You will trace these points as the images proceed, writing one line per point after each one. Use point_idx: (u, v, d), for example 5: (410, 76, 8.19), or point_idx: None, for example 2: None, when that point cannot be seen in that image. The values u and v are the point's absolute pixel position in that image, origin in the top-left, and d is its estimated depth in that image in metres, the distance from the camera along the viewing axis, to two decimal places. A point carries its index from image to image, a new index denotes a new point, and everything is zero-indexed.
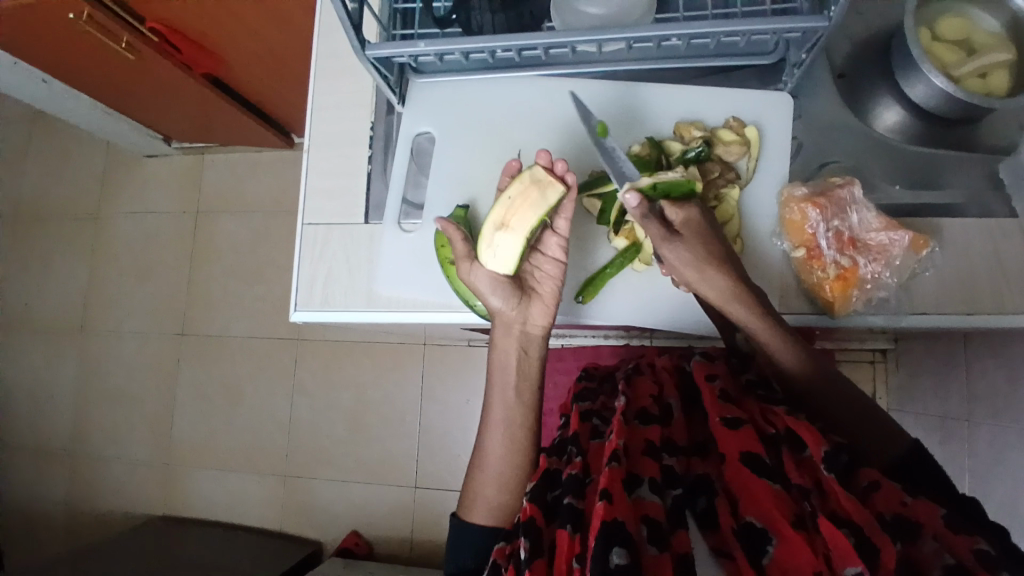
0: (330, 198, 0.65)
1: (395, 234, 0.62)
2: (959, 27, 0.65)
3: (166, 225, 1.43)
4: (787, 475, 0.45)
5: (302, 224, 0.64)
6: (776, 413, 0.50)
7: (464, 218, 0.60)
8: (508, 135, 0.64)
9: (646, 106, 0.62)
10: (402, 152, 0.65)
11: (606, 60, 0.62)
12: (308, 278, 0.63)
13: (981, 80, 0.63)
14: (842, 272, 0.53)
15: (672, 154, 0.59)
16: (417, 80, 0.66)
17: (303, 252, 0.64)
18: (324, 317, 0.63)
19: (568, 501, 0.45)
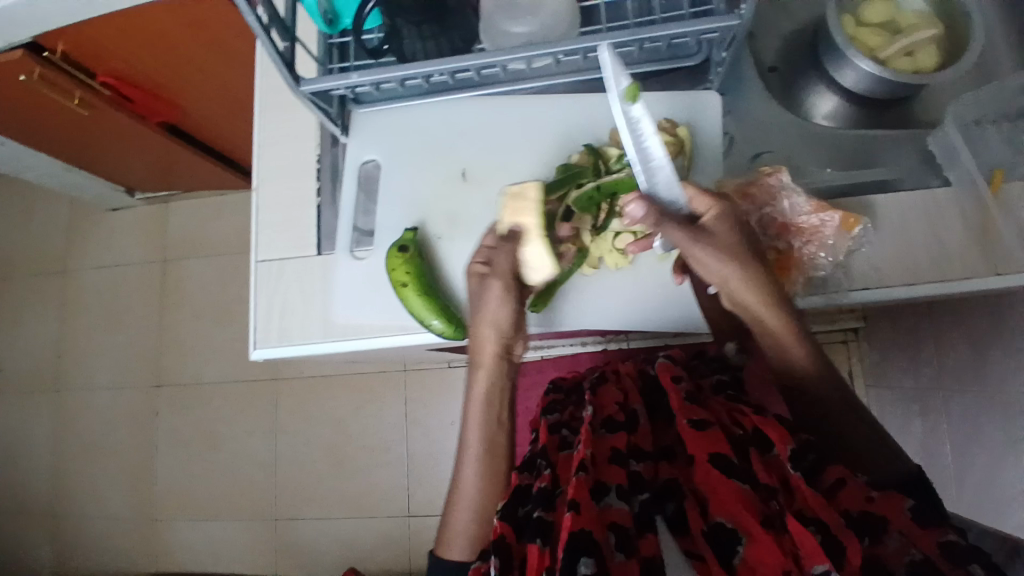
0: (282, 232, 0.65)
1: (349, 263, 0.63)
2: (882, 11, 0.67)
3: (134, 276, 1.43)
4: (755, 474, 0.45)
5: (256, 261, 0.65)
6: (743, 413, 0.51)
7: (413, 240, 0.61)
8: (452, 155, 0.65)
9: (582, 116, 0.64)
10: (350, 181, 0.66)
11: (538, 75, 0.64)
12: (266, 313, 0.63)
13: (909, 59, 0.65)
14: (780, 255, 0.56)
15: (610, 159, 0.60)
16: (359, 110, 0.67)
17: (259, 288, 0.64)
18: (285, 351, 0.63)
19: (538, 515, 0.45)
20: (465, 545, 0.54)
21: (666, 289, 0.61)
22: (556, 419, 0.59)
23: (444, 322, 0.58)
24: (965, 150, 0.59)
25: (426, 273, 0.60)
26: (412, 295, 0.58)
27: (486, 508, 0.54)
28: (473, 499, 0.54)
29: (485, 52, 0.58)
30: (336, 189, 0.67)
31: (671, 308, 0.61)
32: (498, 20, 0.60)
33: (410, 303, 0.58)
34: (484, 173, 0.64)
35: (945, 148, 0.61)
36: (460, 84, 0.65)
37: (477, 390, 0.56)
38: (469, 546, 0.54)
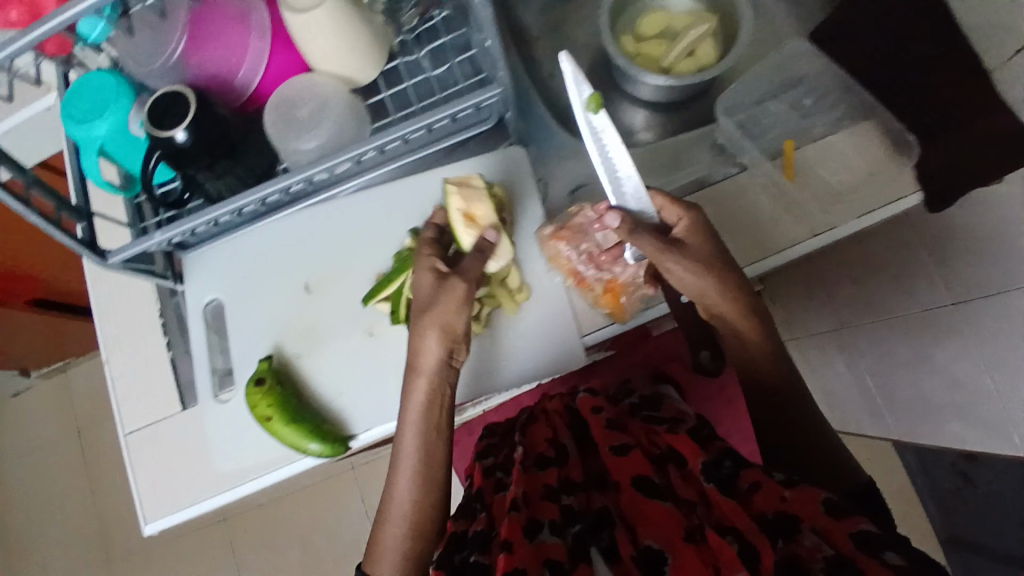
0: (140, 399, 0.65)
1: (215, 408, 0.63)
2: (654, 23, 0.71)
3: (55, 457, 1.38)
4: (677, 489, 0.48)
5: (123, 435, 0.65)
6: (658, 435, 0.55)
7: (270, 369, 0.61)
8: (291, 273, 0.66)
9: (402, 201, 0.66)
10: (197, 327, 0.67)
11: (348, 177, 0.65)
12: (148, 486, 0.64)
13: (691, 58, 0.68)
14: (606, 286, 0.60)
15: None
16: (187, 256, 0.68)
17: (134, 462, 0.64)
18: (175, 517, 0.63)
19: (475, 559, 0.46)
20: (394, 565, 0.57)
21: (528, 340, 0.64)
22: (492, 462, 0.63)
23: (321, 444, 0.59)
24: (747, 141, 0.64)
25: (290, 399, 0.60)
26: (281, 427, 0.59)
27: (419, 519, 0.57)
28: (404, 513, 0.57)
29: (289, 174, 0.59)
30: (184, 339, 0.68)
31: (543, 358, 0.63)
32: (287, 142, 0.60)
33: (285, 436, 0.59)
34: (325, 282, 0.65)
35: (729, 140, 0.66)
36: (280, 203, 0.66)
37: (413, 397, 0.57)
38: (400, 562, 0.57)
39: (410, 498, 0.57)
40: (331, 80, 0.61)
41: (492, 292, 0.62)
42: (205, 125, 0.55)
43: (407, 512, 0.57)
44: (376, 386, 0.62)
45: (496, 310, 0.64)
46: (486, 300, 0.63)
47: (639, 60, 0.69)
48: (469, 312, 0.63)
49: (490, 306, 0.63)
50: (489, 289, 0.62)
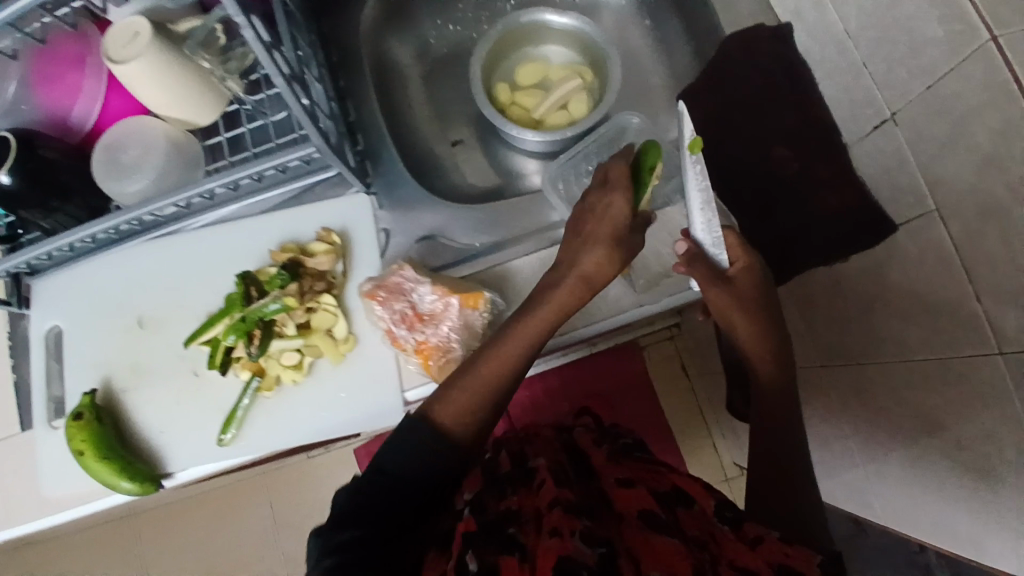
0: (43, 403, 0.74)
1: (52, 432, 0.73)
2: (531, 72, 0.85)
3: None
4: (686, 525, 0.51)
5: (47, 427, 0.73)
6: (661, 472, 0.59)
7: (90, 405, 0.69)
8: (128, 307, 0.74)
9: (230, 248, 0.74)
10: (36, 351, 0.76)
11: (203, 208, 0.73)
12: (59, 478, 0.71)
13: (564, 111, 0.81)
14: (419, 345, 0.65)
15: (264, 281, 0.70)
16: (36, 281, 0.77)
17: (44, 456, 0.72)
18: (92, 508, 0.71)
19: (511, 531, 0.49)
20: (456, 411, 0.56)
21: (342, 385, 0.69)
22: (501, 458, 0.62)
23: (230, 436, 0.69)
24: None
25: (102, 436, 0.67)
26: (92, 459, 0.66)
27: (495, 390, 0.57)
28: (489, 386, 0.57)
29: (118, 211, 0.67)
30: (31, 362, 0.76)
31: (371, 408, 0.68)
32: (113, 178, 0.71)
33: (97, 469, 0.66)
34: (157, 320, 0.73)
35: None
36: (128, 233, 0.74)
37: (555, 290, 0.58)
38: (460, 414, 0.56)
39: (519, 349, 0.57)
40: (166, 124, 0.71)
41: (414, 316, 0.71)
42: (27, 170, 0.65)
43: (478, 388, 0.57)
44: (212, 409, 0.70)
45: (320, 359, 0.70)
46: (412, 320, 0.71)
47: (513, 109, 0.83)
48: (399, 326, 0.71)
49: (310, 356, 0.69)
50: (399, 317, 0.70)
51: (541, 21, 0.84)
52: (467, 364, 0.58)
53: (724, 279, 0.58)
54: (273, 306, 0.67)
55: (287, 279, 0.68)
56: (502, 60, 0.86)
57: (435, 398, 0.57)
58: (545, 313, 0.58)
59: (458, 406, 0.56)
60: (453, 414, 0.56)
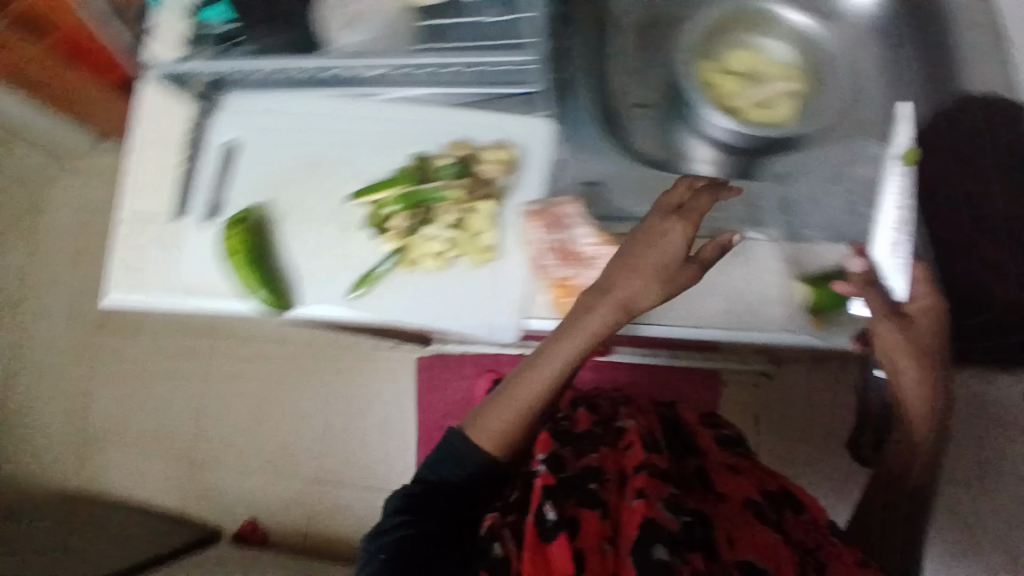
0: (151, 189, 0.68)
1: (195, 233, 0.66)
2: (746, 60, 0.72)
3: (78, 202, 1.35)
4: (790, 527, 0.56)
5: (127, 211, 0.68)
6: (771, 473, 0.63)
7: (259, 215, 0.65)
8: (282, 140, 0.68)
9: (405, 121, 0.67)
10: (206, 156, 0.69)
11: (392, 78, 0.68)
12: (129, 263, 0.66)
13: (768, 111, 0.70)
14: (565, 282, 0.59)
15: (434, 168, 0.64)
16: (201, 78, 0.70)
17: (126, 236, 0.67)
18: (145, 305, 0.65)
19: (592, 488, 0.54)
20: (494, 439, 0.54)
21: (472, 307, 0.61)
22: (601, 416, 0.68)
23: (269, 294, 0.62)
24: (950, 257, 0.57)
25: (262, 247, 0.63)
26: (240, 263, 0.61)
27: (525, 421, 0.54)
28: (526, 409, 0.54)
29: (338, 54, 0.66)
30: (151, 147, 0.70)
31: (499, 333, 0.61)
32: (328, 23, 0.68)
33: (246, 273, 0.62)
34: (308, 163, 0.67)
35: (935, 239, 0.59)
36: (309, 77, 0.69)
37: (583, 323, 0.52)
38: (497, 440, 0.54)
39: (535, 394, 0.54)
40: None
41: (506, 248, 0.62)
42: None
43: (507, 419, 0.54)
44: (345, 265, 0.64)
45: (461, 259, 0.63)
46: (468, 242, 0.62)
47: (712, 87, 0.71)
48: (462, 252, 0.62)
49: (456, 252, 0.62)
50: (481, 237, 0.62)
51: (775, 11, 0.73)
52: (511, 382, 0.55)
53: (904, 317, 0.51)
54: (439, 194, 0.63)
55: (460, 173, 0.64)
56: (719, 35, 0.73)
57: (470, 423, 0.55)
58: (572, 343, 0.52)
59: (491, 434, 0.54)
60: (491, 442, 0.54)
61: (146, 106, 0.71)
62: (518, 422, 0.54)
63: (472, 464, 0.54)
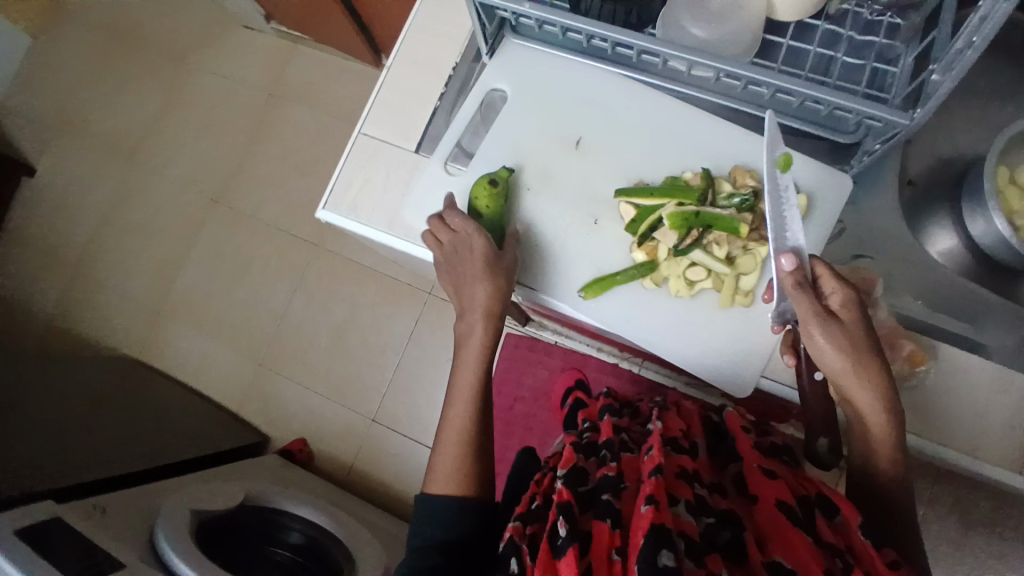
0: (392, 113, 0.68)
1: (438, 173, 0.66)
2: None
3: (238, 94, 1.41)
4: (821, 531, 0.51)
5: (361, 130, 0.69)
6: (807, 479, 0.57)
7: (506, 178, 0.63)
8: (573, 123, 0.66)
9: (681, 124, 0.64)
10: (473, 100, 0.67)
11: (693, 82, 0.62)
12: (346, 182, 0.67)
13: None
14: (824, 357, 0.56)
15: (719, 192, 0.60)
16: (512, 39, 0.67)
17: (352, 155, 0.68)
18: (346, 223, 0.67)
19: (608, 498, 0.53)
20: (449, 485, 0.57)
21: (694, 339, 0.61)
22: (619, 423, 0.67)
23: None
24: None
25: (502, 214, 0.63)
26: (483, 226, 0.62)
27: (468, 456, 0.58)
28: (456, 437, 0.59)
29: (659, 37, 0.56)
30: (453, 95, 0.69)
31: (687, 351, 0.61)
32: (677, 12, 0.58)
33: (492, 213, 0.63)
34: (595, 150, 0.65)
35: None
36: (596, 50, 0.65)
37: (470, 339, 0.60)
38: (455, 486, 0.57)
39: (461, 416, 0.59)
40: None
41: (726, 278, 0.58)
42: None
43: (453, 455, 0.58)
44: (585, 259, 0.63)
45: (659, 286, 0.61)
46: (713, 276, 0.59)
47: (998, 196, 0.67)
48: (692, 275, 0.59)
49: (709, 284, 0.59)
50: (724, 274, 0.58)
51: None
52: (441, 426, 0.60)
53: (833, 315, 0.49)
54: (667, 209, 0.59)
55: (745, 207, 0.57)
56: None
57: (428, 481, 0.59)
58: (473, 362, 0.60)
59: (446, 478, 0.58)
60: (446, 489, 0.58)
61: (456, 47, 0.69)
62: (459, 457, 0.58)
63: (438, 510, 0.56)
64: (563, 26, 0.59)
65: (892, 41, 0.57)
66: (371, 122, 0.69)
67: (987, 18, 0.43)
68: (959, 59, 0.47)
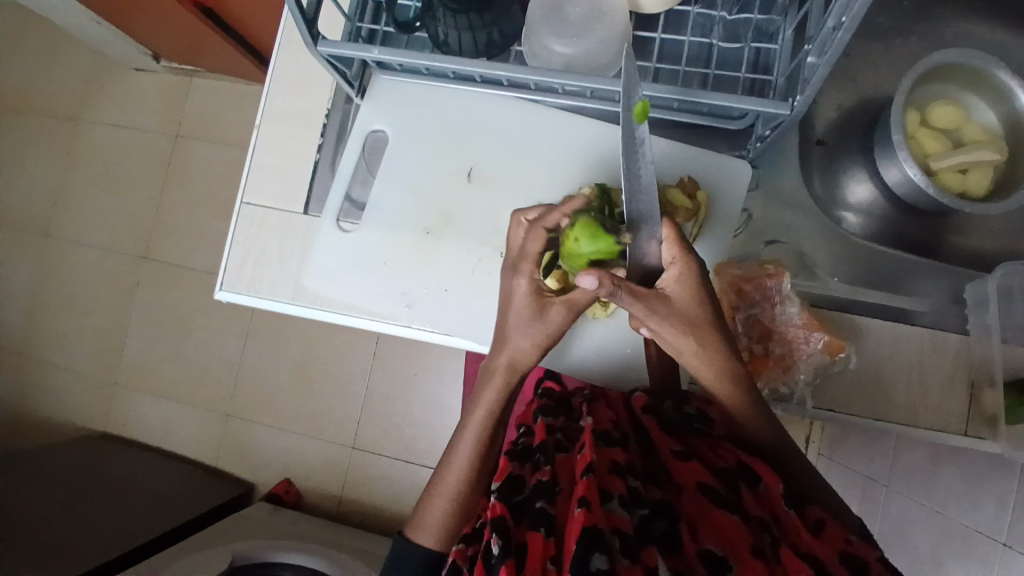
0: (274, 180, 0.65)
1: (334, 232, 0.64)
2: (953, 115, 0.65)
3: (142, 144, 1.35)
4: (747, 506, 0.46)
5: (242, 202, 0.65)
6: (723, 449, 0.52)
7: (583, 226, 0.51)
8: (463, 153, 0.63)
9: (571, 138, 0.62)
10: (352, 148, 0.65)
11: (571, 95, 0.60)
12: (238, 259, 0.65)
13: (959, 176, 0.63)
14: (752, 357, 0.55)
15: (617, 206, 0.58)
16: (381, 76, 0.64)
17: (238, 231, 0.65)
18: (247, 301, 0.65)
19: (541, 506, 0.45)
20: (438, 536, 0.51)
21: None
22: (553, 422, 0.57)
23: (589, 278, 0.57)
24: (995, 306, 0.55)
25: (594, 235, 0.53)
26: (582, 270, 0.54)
27: (463, 506, 0.51)
28: (457, 488, 0.51)
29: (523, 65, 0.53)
30: (337, 146, 0.67)
31: (613, 355, 0.65)
32: (540, 32, 0.56)
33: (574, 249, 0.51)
34: (489, 179, 0.63)
35: (978, 296, 0.58)
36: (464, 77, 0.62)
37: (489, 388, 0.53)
38: (444, 537, 0.51)
39: (461, 478, 0.51)
40: None
41: None
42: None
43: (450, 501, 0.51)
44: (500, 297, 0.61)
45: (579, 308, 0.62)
46: None
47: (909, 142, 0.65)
48: None
49: None
50: None
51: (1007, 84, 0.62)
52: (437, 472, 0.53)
53: (659, 296, 0.49)
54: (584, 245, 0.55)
55: None
56: (934, 80, 0.66)
57: (411, 525, 0.52)
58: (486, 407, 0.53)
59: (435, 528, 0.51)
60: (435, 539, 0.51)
61: (324, 95, 0.66)
62: (450, 509, 0.51)
63: (420, 561, 0.50)
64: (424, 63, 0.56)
65: (769, 16, 0.56)
66: (252, 188, 0.66)
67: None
68: (832, 38, 0.44)
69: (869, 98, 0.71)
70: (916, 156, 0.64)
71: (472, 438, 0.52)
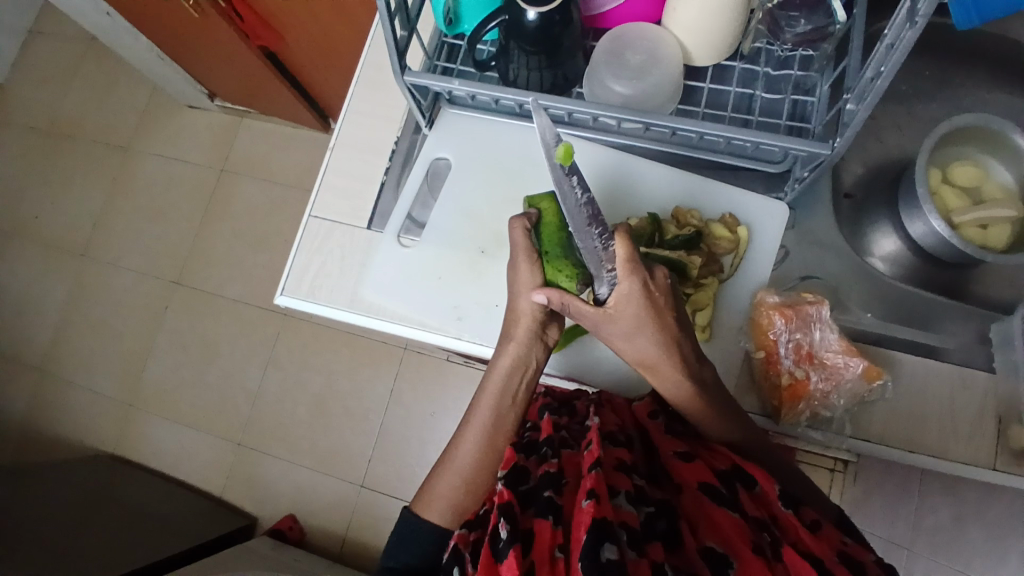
0: (343, 197, 0.71)
1: (393, 245, 0.68)
2: (973, 175, 0.71)
3: (187, 175, 1.41)
4: (745, 505, 0.46)
5: (310, 215, 0.70)
6: (716, 451, 0.52)
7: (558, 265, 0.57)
8: (520, 181, 0.69)
9: (621, 173, 0.67)
10: (417, 173, 0.70)
11: (625, 134, 0.65)
12: (302, 267, 0.69)
13: (980, 231, 0.68)
14: (793, 382, 0.57)
15: (666, 233, 0.63)
16: (450, 110, 0.70)
17: (304, 241, 0.69)
18: (306, 306, 0.68)
19: (548, 496, 0.46)
20: (445, 513, 0.55)
21: None
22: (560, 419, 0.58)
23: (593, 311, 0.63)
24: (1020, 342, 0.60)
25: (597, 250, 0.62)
26: None
27: (470, 485, 0.56)
28: (463, 469, 0.56)
29: (582, 101, 0.58)
30: (404, 172, 0.72)
31: None
32: (601, 74, 0.61)
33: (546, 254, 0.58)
34: None
35: (1004, 335, 0.62)
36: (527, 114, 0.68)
37: (494, 370, 0.58)
38: (450, 514, 0.55)
39: (468, 456, 0.57)
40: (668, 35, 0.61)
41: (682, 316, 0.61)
42: (552, 25, 0.57)
43: (456, 490, 0.56)
44: None
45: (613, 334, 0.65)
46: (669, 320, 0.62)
47: (934, 197, 0.71)
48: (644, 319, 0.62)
49: None
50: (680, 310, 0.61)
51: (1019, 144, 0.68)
52: (445, 458, 0.58)
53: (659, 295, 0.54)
54: None
55: (686, 246, 0.61)
56: (957, 142, 0.72)
57: (421, 500, 0.57)
58: (493, 394, 0.58)
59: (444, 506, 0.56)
60: (443, 514, 0.55)
61: (395, 123, 0.72)
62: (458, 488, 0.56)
63: (421, 539, 0.55)
64: (497, 97, 0.61)
65: (806, 72, 0.63)
66: (320, 203, 0.71)
67: (893, 46, 0.44)
68: (869, 88, 0.48)
69: (892, 159, 0.77)
70: (939, 209, 0.69)
71: (482, 422, 0.58)
